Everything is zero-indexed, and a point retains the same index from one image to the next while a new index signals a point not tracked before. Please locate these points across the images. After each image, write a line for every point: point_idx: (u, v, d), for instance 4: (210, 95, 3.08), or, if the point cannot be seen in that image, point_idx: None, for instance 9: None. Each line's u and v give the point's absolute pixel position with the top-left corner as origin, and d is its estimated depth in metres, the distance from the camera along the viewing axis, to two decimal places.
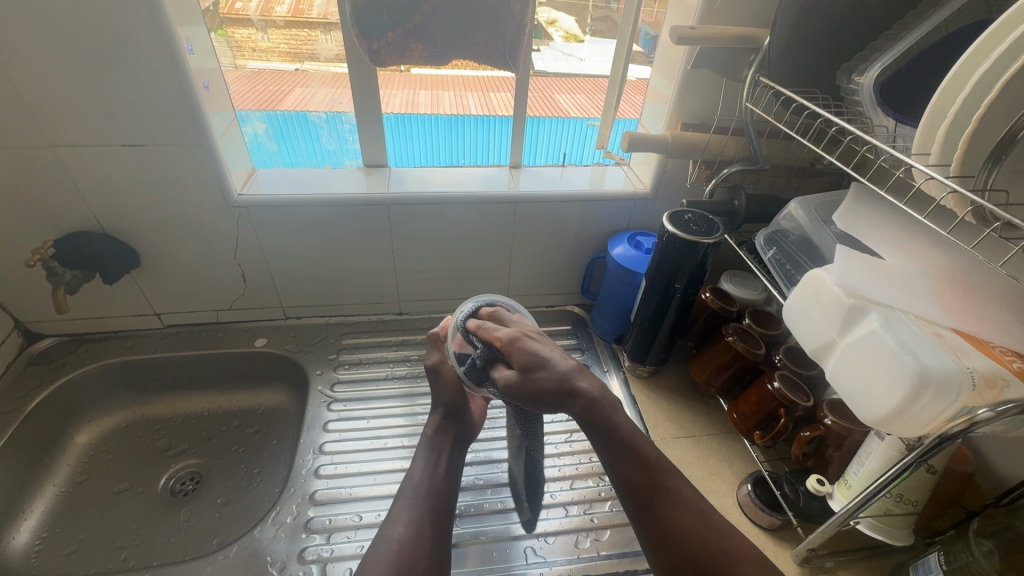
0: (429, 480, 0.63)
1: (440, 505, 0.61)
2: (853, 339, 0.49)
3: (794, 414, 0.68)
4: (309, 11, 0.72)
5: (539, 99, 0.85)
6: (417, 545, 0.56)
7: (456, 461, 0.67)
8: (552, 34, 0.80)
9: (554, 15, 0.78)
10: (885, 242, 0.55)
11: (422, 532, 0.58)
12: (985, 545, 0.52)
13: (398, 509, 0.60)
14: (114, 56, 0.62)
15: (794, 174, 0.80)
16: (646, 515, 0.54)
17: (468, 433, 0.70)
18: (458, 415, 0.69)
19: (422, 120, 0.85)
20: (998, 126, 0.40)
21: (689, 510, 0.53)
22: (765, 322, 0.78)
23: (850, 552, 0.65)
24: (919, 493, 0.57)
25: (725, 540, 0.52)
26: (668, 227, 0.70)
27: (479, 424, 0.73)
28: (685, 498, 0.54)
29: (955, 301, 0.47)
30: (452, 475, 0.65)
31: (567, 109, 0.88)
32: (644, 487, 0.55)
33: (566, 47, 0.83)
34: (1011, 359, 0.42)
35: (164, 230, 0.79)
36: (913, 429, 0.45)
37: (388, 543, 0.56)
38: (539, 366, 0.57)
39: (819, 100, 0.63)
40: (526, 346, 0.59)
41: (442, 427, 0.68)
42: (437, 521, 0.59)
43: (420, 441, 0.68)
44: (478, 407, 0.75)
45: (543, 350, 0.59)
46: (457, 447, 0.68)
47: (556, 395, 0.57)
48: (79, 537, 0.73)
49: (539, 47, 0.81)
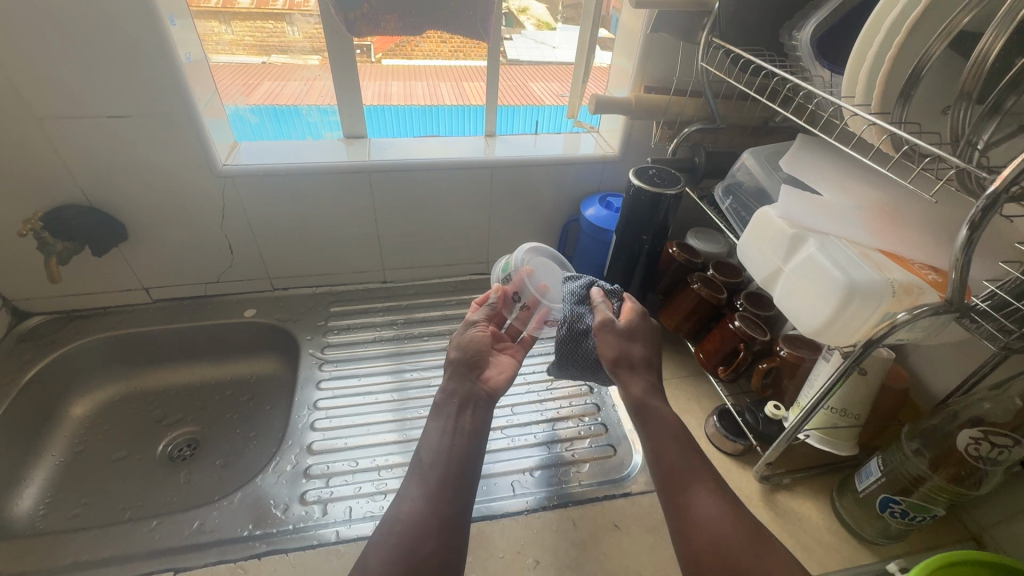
0: (435, 455, 0.58)
1: (453, 482, 0.56)
2: (795, 263, 0.55)
3: (752, 348, 0.75)
4: (274, 2, 0.77)
5: (512, 87, 0.93)
6: (425, 522, 0.52)
7: (473, 429, 0.61)
8: (524, 22, 0.88)
9: (526, 4, 0.86)
10: (825, 181, 0.61)
11: (431, 511, 0.53)
12: (914, 444, 0.59)
13: (407, 487, 0.56)
14: (93, 25, 0.64)
15: (749, 133, 0.84)
16: (674, 502, 0.54)
17: (483, 392, 0.66)
18: (473, 367, 0.67)
19: (396, 109, 0.91)
20: (908, 61, 0.45)
21: (722, 501, 0.53)
22: (726, 271, 0.85)
23: (805, 470, 0.73)
24: (860, 407, 0.64)
25: (749, 537, 0.49)
26: (634, 181, 0.76)
27: (501, 387, 0.68)
28: (707, 488, 0.54)
29: (885, 228, 0.54)
30: (468, 442, 0.60)
31: (540, 96, 0.95)
32: (677, 472, 0.55)
33: (538, 35, 0.91)
34: (927, 273, 0.49)
35: (151, 202, 0.81)
36: (845, 336, 0.51)
37: (394, 522, 0.51)
38: (636, 333, 0.65)
39: (766, 58, 0.69)
40: (639, 315, 0.67)
41: (455, 392, 0.64)
42: (445, 495, 0.54)
43: (435, 406, 0.64)
44: (507, 363, 0.71)
45: (652, 332, 0.67)
46: (473, 413, 0.63)
47: (637, 362, 0.63)
48: (82, 501, 0.76)
49: (511, 35, 0.88)
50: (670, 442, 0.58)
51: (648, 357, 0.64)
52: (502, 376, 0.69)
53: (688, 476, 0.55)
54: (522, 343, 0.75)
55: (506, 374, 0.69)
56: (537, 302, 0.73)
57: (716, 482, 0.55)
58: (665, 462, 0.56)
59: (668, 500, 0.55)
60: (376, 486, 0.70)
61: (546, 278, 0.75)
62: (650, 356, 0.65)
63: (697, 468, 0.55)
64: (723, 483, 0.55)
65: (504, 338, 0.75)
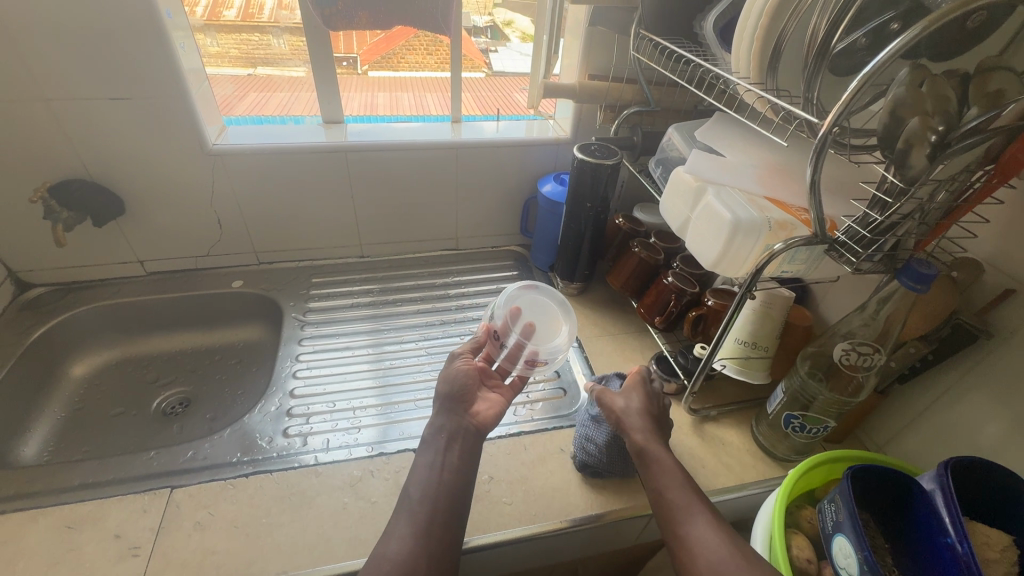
0: (423, 491, 0.59)
1: (440, 516, 0.57)
2: (698, 212, 0.66)
3: (683, 300, 0.85)
4: (260, 16, 0.93)
5: (499, 96, 1.10)
6: (415, 561, 0.53)
7: (461, 462, 0.63)
8: (507, 34, 1.07)
9: (509, 17, 1.04)
10: (731, 147, 0.72)
11: (421, 548, 0.54)
12: (807, 368, 0.70)
13: (395, 525, 0.56)
14: (99, 17, 0.73)
15: (682, 115, 0.95)
16: (673, 531, 0.57)
17: (473, 424, 0.67)
18: (459, 403, 0.68)
19: (383, 118, 1.04)
20: (773, 37, 0.56)
21: (715, 527, 0.56)
22: (666, 238, 0.96)
23: (729, 404, 0.83)
24: (769, 340, 0.75)
25: (745, 560, 0.52)
26: (578, 155, 0.86)
27: (490, 424, 0.68)
28: (704, 518, 0.56)
29: (772, 181, 0.65)
30: (460, 475, 0.62)
31: (524, 105, 1.10)
32: (672, 503, 0.59)
33: (523, 47, 1.08)
34: (801, 214, 0.60)
35: (147, 180, 0.90)
36: (734, 267, 0.62)
37: (382, 560, 0.52)
38: (636, 387, 0.71)
39: (681, 44, 0.80)
40: (639, 380, 0.72)
41: (442, 428, 0.65)
42: (433, 535, 0.55)
43: (423, 440, 0.65)
44: (495, 404, 0.71)
45: (653, 394, 0.71)
46: (460, 448, 0.64)
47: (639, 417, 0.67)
48: (83, 449, 0.84)
49: (496, 47, 1.10)
50: (665, 474, 0.61)
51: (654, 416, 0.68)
52: (492, 413, 0.69)
53: (683, 504, 0.58)
54: (511, 383, 0.74)
55: (494, 414, 0.69)
56: (522, 345, 0.73)
57: (712, 513, 0.57)
58: (660, 494, 0.60)
59: (667, 530, 0.58)
60: (351, 423, 0.78)
61: (532, 318, 0.76)
62: (650, 410, 0.68)
63: (693, 500, 0.59)
64: (717, 511, 0.58)
65: (492, 375, 0.74)
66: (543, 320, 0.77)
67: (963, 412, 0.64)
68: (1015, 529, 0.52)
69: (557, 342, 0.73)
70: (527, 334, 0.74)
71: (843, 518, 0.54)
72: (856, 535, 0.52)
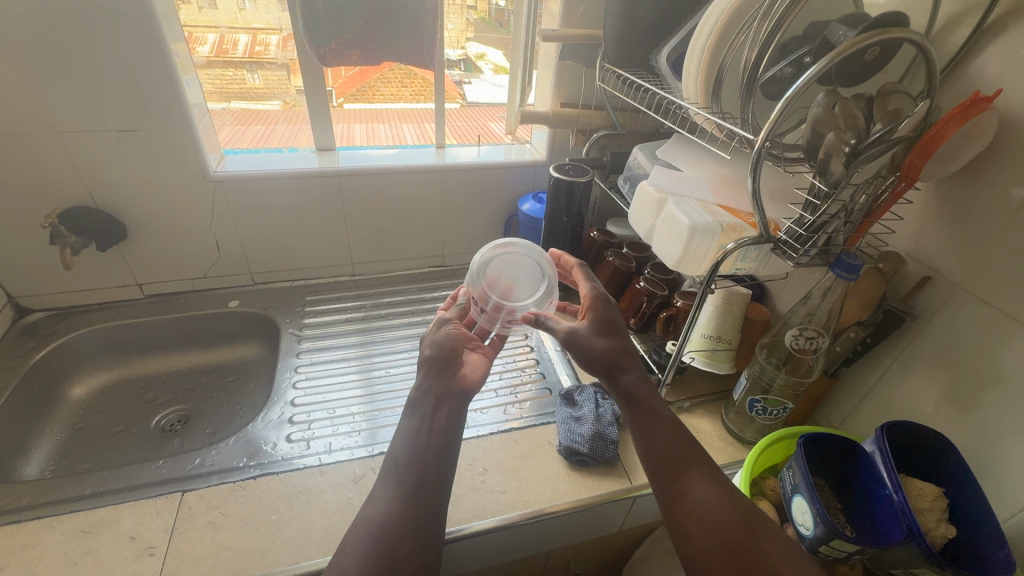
0: (410, 454, 0.59)
1: (427, 485, 0.57)
2: (661, 219, 0.74)
3: (655, 302, 0.94)
4: (234, 52, 1.03)
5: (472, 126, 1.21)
6: (401, 524, 0.53)
7: (447, 423, 0.62)
8: (481, 66, 1.20)
9: (483, 51, 1.17)
10: (688, 163, 0.82)
11: (407, 513, 0.54)
12: (765, 355, 0.78)
13: (381, 489, 0.57)
14: (112, 57, 0.80)
15: (646, 137, 1.06)
16: (669, 484, 0.59)
17: (457, 387, 0.67)
18: (448, 366, 0.69)
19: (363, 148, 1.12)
20: (715, 71, 0.66)
21: (712, 483, 0.57)
22: (637, 248, 1.05)
23: (700, 396, 0.91)
24: (732, 334, 0.83)
25: (744, 520, 0.54)
26: (554, 174, 0.95)
27: (475, 384, 0.70)
28: (701, 472, 0.58)
29: (726, 191, 0.75)
30: (444, 438, 0.61)
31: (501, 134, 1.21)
32: (670, 458, 0.60)
33: (496, 78, 1.22)
34: (749, 217, 0.69)
35: (149, 205, 0.95)
36: (694, 267, 0.71)
37: (370, 524, 0.53)
38: (605, 326, 0.70)
39: (640, 75, 0.90)
40: (600, 308, 0.71)
41: (431, 389, 0.65)
42: (417, 501, 0.55)
43: (411, 403, 0.65)
44: (478, 362, 0.74)
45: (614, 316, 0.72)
46: (448, 408, 0.64)
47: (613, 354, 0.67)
48: (84, 467, 0.86)
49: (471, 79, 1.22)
50: (662, 428, 0.62)
51: (624, 352, 0.68)
52: (477, 372, 0.72)
53: (681, 460, 0.60)
54: (492, 344, 0.79)
55: (480, 373, 0.72)
56: (503, 306, 0.78)
57: (708, 464, 0.59)
58: (658, 449, 0.61)
59: (661, 481, 0.59)
60: (351, 426, 0.83)
61: (511, 279, 0.81)
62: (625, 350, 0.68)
63: (691, 454, 0.60)
64: (713, 465, 0.59)
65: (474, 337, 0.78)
66: (519, 281, 0.82)
67: (898, 386, 0.73)
68: (943, 480, 0.60)
69: (535, 301, 0.79)
70: (508, 295, 0.80)
71: (799, 479, 0.61)
72: (810, 491, 0.59)
